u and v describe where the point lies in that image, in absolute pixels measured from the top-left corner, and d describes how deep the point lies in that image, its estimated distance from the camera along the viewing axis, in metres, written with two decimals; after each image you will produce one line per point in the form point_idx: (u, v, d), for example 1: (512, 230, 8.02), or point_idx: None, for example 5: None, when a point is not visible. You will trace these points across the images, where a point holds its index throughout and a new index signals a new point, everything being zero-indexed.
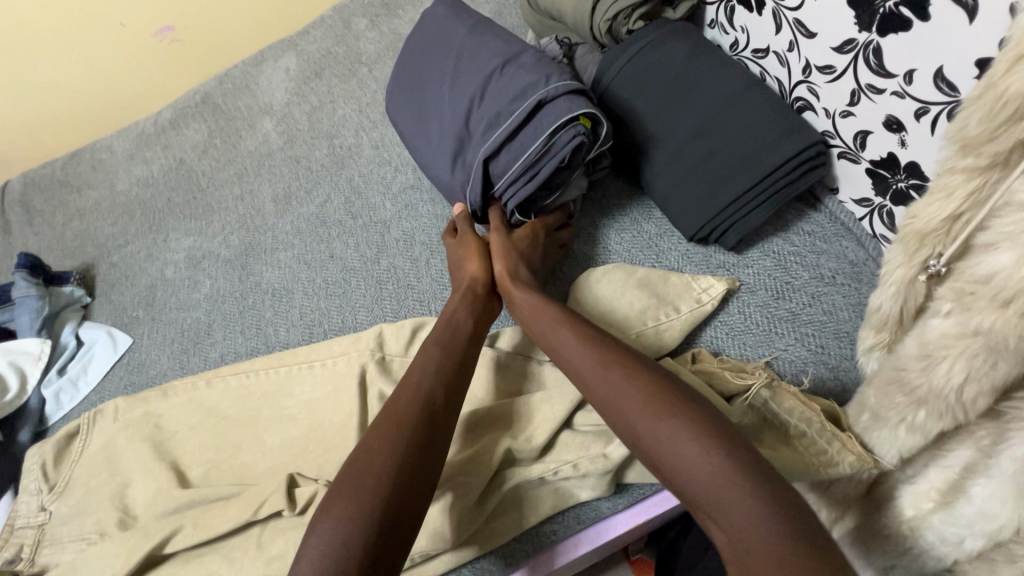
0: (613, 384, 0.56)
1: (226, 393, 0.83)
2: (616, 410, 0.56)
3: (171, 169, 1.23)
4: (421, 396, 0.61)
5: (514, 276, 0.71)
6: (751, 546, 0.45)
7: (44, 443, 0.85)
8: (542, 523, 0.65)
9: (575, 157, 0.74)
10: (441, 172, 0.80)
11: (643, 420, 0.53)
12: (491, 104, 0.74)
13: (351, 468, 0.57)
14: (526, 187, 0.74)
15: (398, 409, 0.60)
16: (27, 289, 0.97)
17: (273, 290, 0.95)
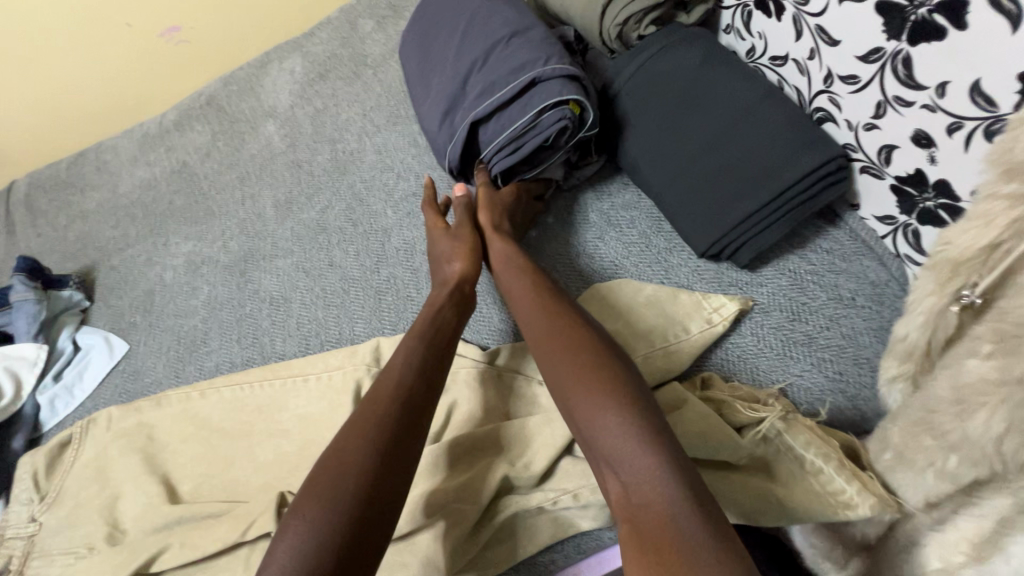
0: (551, 335, 0.59)
1: (220, 404, 0.81)
2: (548, 359, 0.58)
3: (174, 171, 1.22)
4: (399, 390, 0.59)
5: (495, 234, 0.73)
6: (638, 495, 0.47)
7: (37, 451, 0.83)
8: (541, 552, 0.62)
9: (559, 139, 0.74)
10: (428, 125, 0.79)
11: (567, 371, 0.56)
12: (490, 71, 0.73)
13: (324, 467, 0.55)
14: (508, 159, 0.73)
15: (376, 405, 0.59)
16: (25, 294, 0.96)
17: (271, 298, 0.93)
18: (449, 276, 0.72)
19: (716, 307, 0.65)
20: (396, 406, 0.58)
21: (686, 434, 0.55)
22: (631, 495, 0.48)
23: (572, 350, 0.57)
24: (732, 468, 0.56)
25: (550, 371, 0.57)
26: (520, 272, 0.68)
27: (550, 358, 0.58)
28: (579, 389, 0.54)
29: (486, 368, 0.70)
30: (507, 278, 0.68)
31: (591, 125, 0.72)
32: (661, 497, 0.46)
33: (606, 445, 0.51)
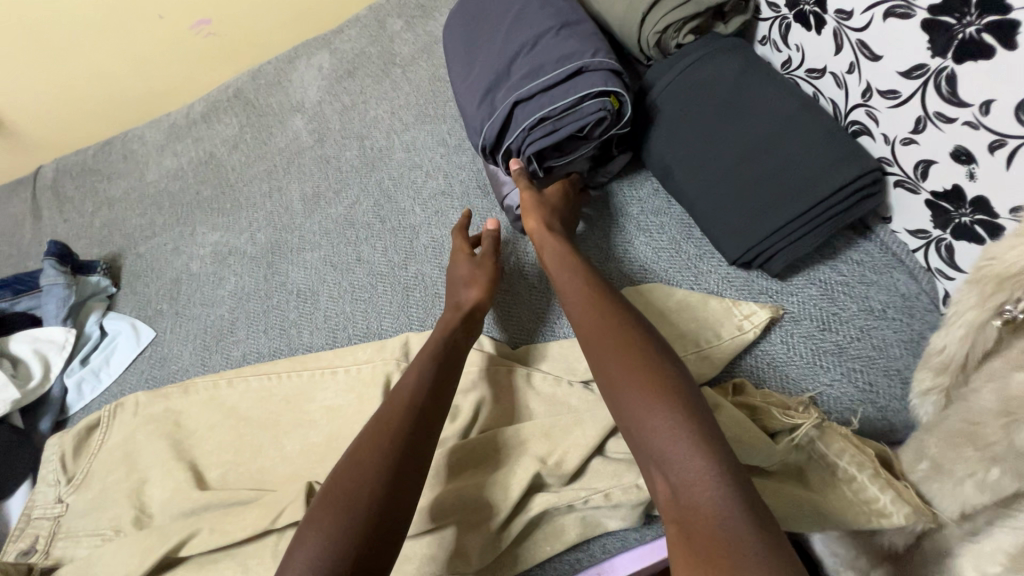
0: (603, 339, 0.59)
1: (248, 393, 0.82)
2: (602, 365, 0.57)
3: (201, 162, 1.24)
4: (410, 401, 0.61)
5: (549, 230, 0.73)
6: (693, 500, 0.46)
7: (64, 433, 0.84)
8: (568, 551, 0.64)
9: (593, 131, 0.74)
10: (466, 102, 0.78)
11: (620, 374, 0.55)
12: (537, 57, 0.74)
13: (338, 478, 0.56)
14: (541, 140, 0.72)
15: (387, 418, 0.60)
16: (55, 278, 0.97)
17: (298, 291, 0.94)
18: (457, 302, 0.74)
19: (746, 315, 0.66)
20: (404, 418, 0.59)
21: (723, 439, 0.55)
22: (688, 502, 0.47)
23: (624, 352, 0.56)
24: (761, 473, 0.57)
25: (603, 380, 0.56)
26: (568, 274, 0.67)
27: (604, 364, 0.57)
28: (634, 393, 0.53)
29: (517, 367, 0.71)
30: (560, 278, 0.68)
31: (626, 120, 0.73)
32: (712, 500, 0.45)
33: (659, 448, 0.50)
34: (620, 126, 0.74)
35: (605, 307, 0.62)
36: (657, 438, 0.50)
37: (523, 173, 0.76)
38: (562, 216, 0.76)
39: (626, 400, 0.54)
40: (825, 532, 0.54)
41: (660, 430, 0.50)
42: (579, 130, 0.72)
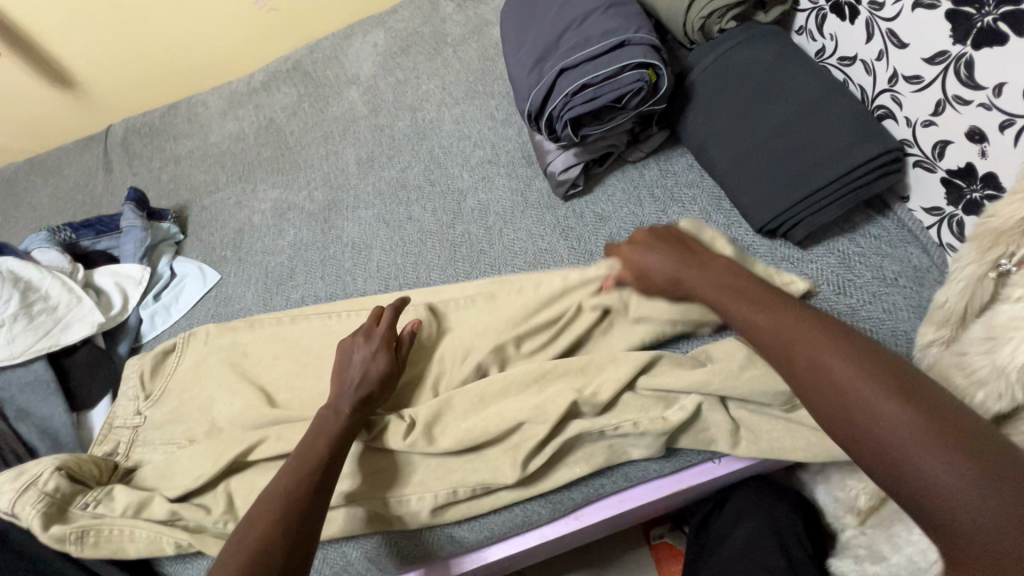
0: (810, 350, 0.53)
1: (308, 328, 0.90)
2: (811, 377, 0.52)
3: (261, 127, 1.33)
4: (300, 484, 0.61)
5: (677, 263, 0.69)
6: (970, 530, 0.41)
7: (143, 355, 0.92)
8: (593, 477, 0.71)
9: (631, 101, 0.79)
10: (519, 73, 0.86)
11: (844, 384, 0.50)
12: (584, 31, 0.81)
13: (230, 559, 0.55)
14: (581, 106, 0.78)
15: (278, 499, 0.60)
16: (134, 221, 1.09)
17: (353, 243, 1.03)
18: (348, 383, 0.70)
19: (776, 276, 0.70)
20: (296, 499, 0.60)
21: (753, 377, 0.66)
22: (961, 533, 0.41)
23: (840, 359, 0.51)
24: (768, 408, 0.67)
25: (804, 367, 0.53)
26: (736, 282, 0.63)
27: (813, 376, 0.52)
28: (871, 406, 0.48)
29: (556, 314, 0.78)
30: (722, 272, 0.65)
31: (664, 94, 0.79)
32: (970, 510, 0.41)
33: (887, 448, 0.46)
34: (658, 98, 0.79)
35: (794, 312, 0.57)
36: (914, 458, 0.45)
37: (643, 240, 0.73)
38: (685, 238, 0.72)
39: (853, 413, 0.49)
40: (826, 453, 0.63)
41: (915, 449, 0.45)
42: (617, 98, 0.78)
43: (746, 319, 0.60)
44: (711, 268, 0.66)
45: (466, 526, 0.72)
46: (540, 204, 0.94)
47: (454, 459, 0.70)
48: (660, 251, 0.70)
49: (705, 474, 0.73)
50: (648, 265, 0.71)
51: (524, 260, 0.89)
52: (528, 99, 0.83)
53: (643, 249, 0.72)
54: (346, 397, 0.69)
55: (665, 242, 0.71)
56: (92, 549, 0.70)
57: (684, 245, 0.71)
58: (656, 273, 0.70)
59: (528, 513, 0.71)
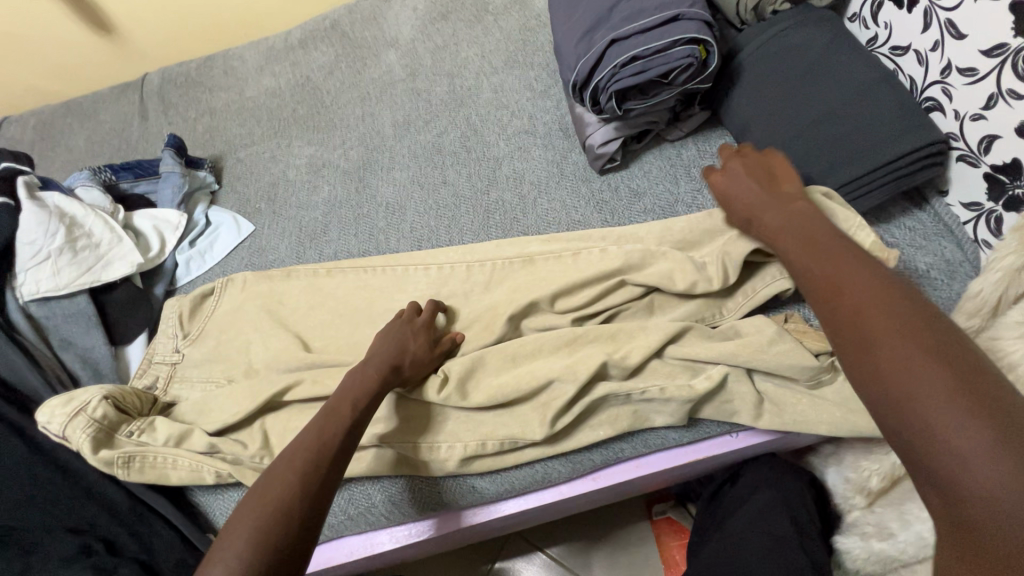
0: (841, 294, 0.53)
1: (344, 283, 0.92)
2: (845, 322, 0.51)
3: (297, 84, 1.33)
4: (325, 444, 0.60)
5: (759, 197, 0.68)
6: (971, 502, 0.39)
7: (181, 298, 0.95)
8: (613, 441, 0.75)
9: (678, 77, 0.79)
10: (568, 41, 0.86)
11: (872, 333, 0.48)
12: (638, 2, 0.80)
13: (255, 501, 0.55)
14: (628, 79, 0.79)
15: (303, 456, 0.59)
16: (173, 167, 1.11)
17: (387, 204, 1.04)
18: (381, 351, 0.70)
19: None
20: (325, 449, 0.60)
21: (780, 353, 0.68)
22: (962, 500, 0.40)
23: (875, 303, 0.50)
24: (793, 384, 0.70)
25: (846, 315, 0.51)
26: (810, 227, 0.61)
27: (845, 324, 0.51)
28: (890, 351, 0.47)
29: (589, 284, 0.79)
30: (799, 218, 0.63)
31: (712, 72, 0.80)
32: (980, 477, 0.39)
33: (907, 400, 0.44)
34: (705, 77, 0.80)
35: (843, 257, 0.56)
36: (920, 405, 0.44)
37: (737, 170, 0.73)
38: (777, 175, 0.70)
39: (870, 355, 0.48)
40: (841, 430, 0.67)
41: (933, 416, 0.42)
42: (666, 73, 0.78)
43: (803, 266, 0.59)
44: (793, 209, 0.65)
45: (486, 479, 0.75)
46: (576, 176, 0.95)
47: (487, 412, 0.73)
48: (752, 185, 0.70)
49: (722, 446, 0.76)
50: (735, 190, 0.71)
51: (557, 229, 0.91)
52: (576, 68, 0.83)
53: (733, 181, 0.72)
54: (371, 367, 0.68)
55: (761, 176, 0.70)
56: (136, 474, 0.74)
57: (779, 184, 0.69)
58: (739, 200, 0.70)
59: (549, 471, 0.75)
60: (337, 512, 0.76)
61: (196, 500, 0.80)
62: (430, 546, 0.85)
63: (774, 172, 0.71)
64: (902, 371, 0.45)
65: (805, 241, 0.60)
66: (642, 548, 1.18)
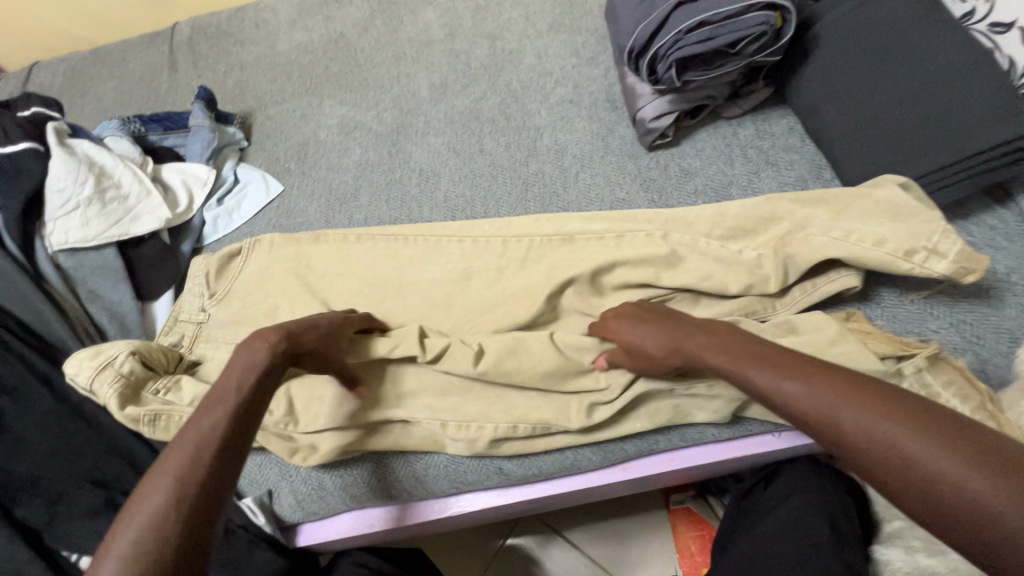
0: (803, 391, 0.50)
1: (374, 251, 0.89)
2: (851, 440, 0.46)
3: (331, 40, 1.28)
4: (203, 436, 0.50)
5: (668, 339, 0.61)
6: None
7: (208, 257, 0.93)
8: (648, 433, 0.72)
9: (747, 47, 0.73)
10: (628, 5, 0.81)
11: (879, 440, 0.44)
12: None
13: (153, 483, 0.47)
14: (694, 45, 0.72)
15: (176, 458, 0.48)
16: (202, 121, 1.08)
17: (420, 170, 1.00)
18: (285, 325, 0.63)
19: (921, 264, 0.62)
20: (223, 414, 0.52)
21: (841, 354, 0.63)
22: None
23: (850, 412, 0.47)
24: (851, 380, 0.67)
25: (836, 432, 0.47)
26: (737, 347, 0.56)
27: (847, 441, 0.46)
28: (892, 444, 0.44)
29: (635, 269, 0.74)
30: (725, 343, 0.57)
31: (783, 44, 0.73)
32: None
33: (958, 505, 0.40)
34: (775, 49, 0.74)
35: (782, 354, 0.54)
36: (960, 492, 0.40)
37: (633, 320, 0.65)
38: (668, 313, 0.65)
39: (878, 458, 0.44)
40: None
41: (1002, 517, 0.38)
42: (737, 40, 0.71)
43: (767, 390, 0.52)
44: (708, 339, 0.58)
45: (513, 459, 0.73)
46: (622, 151, 0.90)
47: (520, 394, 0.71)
48: (650, 328, 0.63)
49: (763, 446, 0.73)
50: (642, 341, 0.62)
51: (600, 207, 0.86)
52: (635, 33, 0.78)
53: (631, 325, 0.64)
54: (260, 339, 0.59)
55: (650, 316, 0.64)
56: (161, 431, 0.74)
57: (671, 316, 0.64)
58: (653, 348, 0.62)
59: (579, 458, 0.73)
60: (359, 483, 0.75)
61: None
62: (451, 523, 0.85)
63: (665, 310, 0.65)
64: (936, 480, 0.41)
65: (736, 352, 0.56)
66: (657, 535, 1.17)
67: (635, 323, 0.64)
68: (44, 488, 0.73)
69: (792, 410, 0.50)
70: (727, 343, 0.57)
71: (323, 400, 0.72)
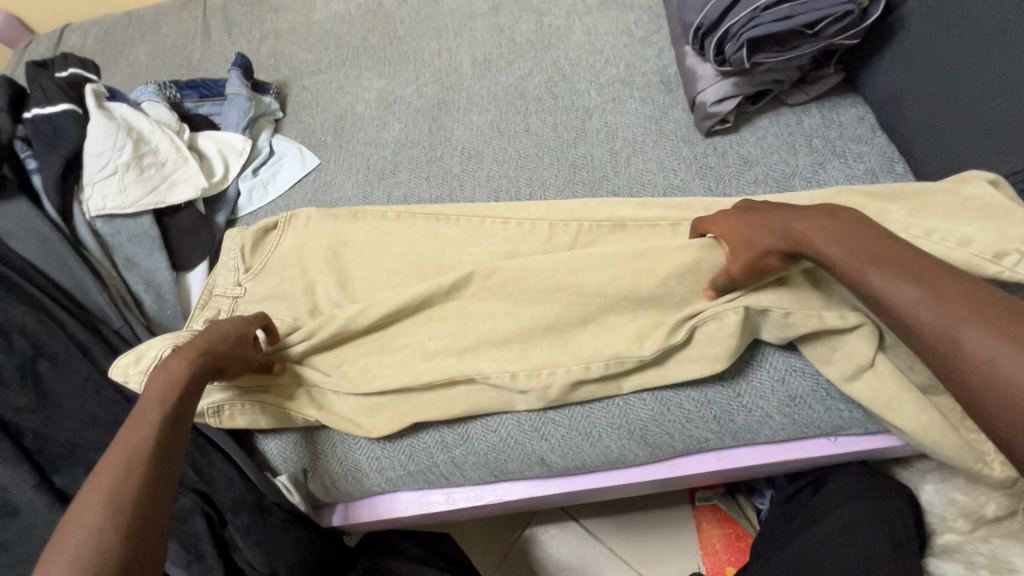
0: (925, 300, 0.49)
1: (413, 229, 0.86)
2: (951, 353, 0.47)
3: (369, 10, 1.24)
4: (132, 455, 0.53)
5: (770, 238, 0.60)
6: None
7: (244, 230, 0.90)
8: (697, 431, 0.70)
9: (827, 28, 0.70)
10: None
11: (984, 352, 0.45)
12: None
13: (92, 494, 0.50)
14: (771, 23, 0.69)
15: (107, 474, 0.51)
16: (239, 89, 1.05)
17: (462, 148, 0.97)
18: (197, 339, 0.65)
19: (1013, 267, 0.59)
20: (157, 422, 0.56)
21: None
22: None
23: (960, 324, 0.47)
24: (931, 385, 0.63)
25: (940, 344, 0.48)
26: (866, 241, 0.54)
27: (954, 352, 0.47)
28: (994, 356, 0.45)
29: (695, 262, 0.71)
30: (854, 232, 0.55)
31: (864, 27, 0.70)
32: None
33: None
34: (855, 32, 0.71)
35: (914, 254, 0.52)
36: None
37: (741, 222, 0.64)
38: (782, 206, 0.63)
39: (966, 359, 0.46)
40: (966, 445, 0.61)
41: None
42: (817, 20, 0.68)
43: (883, 289, 0.52)
44: (832, 228, 0.56)
45: (556, 451, 0.72)
46: (678, 135, 0.86)
47: (582, 382, 0.70)
48: (762, 220, 0.62)
49: (817, 450, 0.70)
50: (748, 235, 0.63)
51: (652, 193, 0.83)
52: (706, 9, 0.75)
53: (740, 219, 0.64)
54: (176, 359, 0.62)
55: (764, 210, 0.63)
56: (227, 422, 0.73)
57: (780, 207, 0.63)
58: (756, 242, 0.61)
59: (624, 452, 0.71)
60: (397, 467, 0.75)
61: (254, 438, 0.78)
62: (485, 511, 0.84)
63: (777, 205, 0.64)
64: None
65: (860, 242, 0.54)
66: (682, 531, 1.15)
67: (744, 222, 0.64)
68: (82, 455, 0.72)
69: (899, 318, 0.51)
70: (856, 232, 0.55)
71: (381, 367, 0.74)
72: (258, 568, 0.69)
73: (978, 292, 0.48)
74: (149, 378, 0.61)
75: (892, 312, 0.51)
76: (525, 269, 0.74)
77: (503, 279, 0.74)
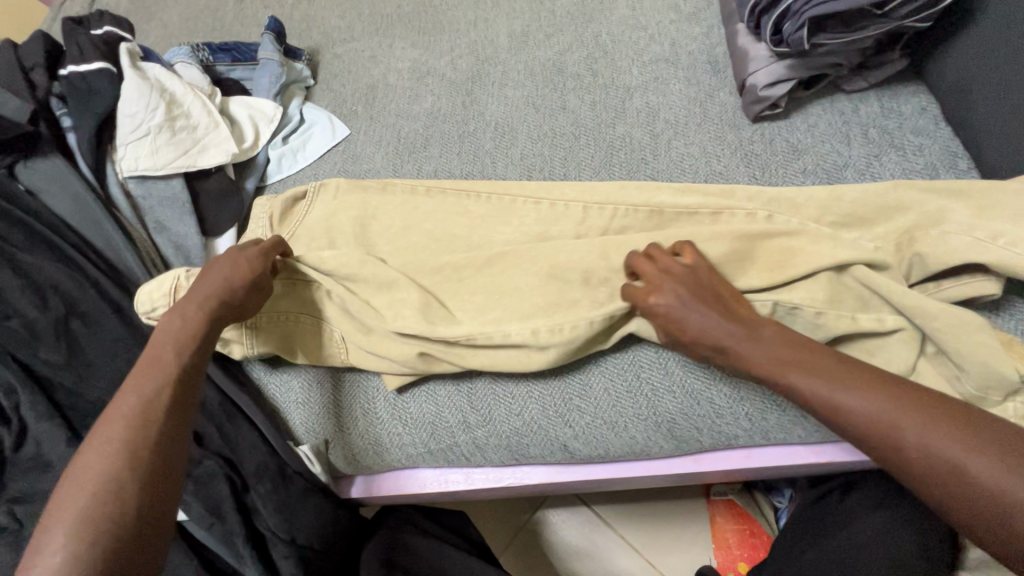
0: (860, 400, 0.51)
1: (442, 205, 0.84)
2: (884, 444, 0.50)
3: None
4: (141, 404, 0.55)
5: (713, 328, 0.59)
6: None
7: (273, 198, 0.89)
8: (726, 426, 0.68)
9: (899, 9, 0.66)
10: None
11: (916, 437, 0.48)
12: None
13: (101, 439, 0.52)
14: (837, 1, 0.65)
15: (117, 422, 0.53)
16: (271, 54, 1.03)
17: (496, 124, 0.94)
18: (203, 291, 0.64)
19: None
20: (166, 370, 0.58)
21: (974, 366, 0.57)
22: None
23: (891, 417, 0.50)
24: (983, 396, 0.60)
25: (875, 435, 0.50)
26: (789, 351, 0.57)
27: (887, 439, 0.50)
28: (927, 443, 0.48)
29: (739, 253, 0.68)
30: (777, 345, 0.57)
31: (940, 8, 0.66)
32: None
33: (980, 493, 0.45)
34: (928, 14, 0.66)
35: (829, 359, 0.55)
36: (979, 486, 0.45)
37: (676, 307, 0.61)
38: (696, 290, 0.62)
39: (904, 451, 0.49)
40: None
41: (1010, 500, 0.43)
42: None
43: (814, 392, 0.54)
44: (758, 343, 0.58)
45: (580, 438, 0.71)
46: (723, 119, 0.82)
47: None
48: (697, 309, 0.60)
49: (852, 454, 0.68)
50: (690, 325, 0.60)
51: (692, 179, 0.79)
52: None
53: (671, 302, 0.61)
54: (190, 306, 0.63)
55: (688, 294, 0.61)
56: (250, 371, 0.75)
57: (702, 293, 0.61)
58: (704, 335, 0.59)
59: (649, 443, 0.70)
60: (417, 443, 0.75)
61: (276, 405, 0.78)
62: (505, 492, 0.84)
63: (695, 286, 0.62)
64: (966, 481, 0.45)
65: (782, 353, 0.57)
66: (694, 523, 1.14)
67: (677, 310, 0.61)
68: None
69: (835, 420, 0.53)
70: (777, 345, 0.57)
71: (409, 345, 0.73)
72: (280, 534, 0.71)
73: (901, 387, 0.52)
74: (163, 321, 0.62)
75: (829, 416, 0.53)
76: (557, 252, 0.72)
77: (535, 261, 0.72)
